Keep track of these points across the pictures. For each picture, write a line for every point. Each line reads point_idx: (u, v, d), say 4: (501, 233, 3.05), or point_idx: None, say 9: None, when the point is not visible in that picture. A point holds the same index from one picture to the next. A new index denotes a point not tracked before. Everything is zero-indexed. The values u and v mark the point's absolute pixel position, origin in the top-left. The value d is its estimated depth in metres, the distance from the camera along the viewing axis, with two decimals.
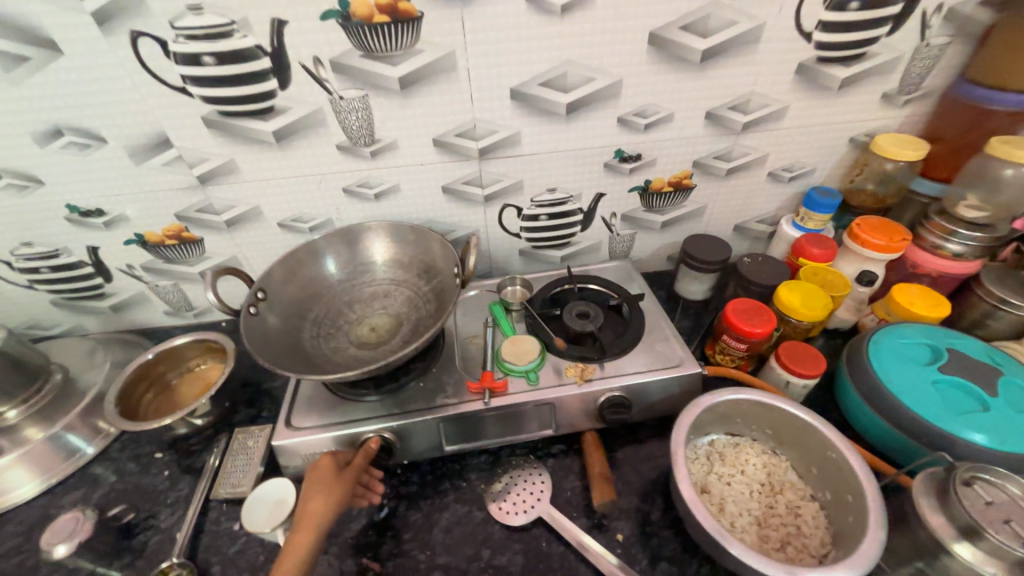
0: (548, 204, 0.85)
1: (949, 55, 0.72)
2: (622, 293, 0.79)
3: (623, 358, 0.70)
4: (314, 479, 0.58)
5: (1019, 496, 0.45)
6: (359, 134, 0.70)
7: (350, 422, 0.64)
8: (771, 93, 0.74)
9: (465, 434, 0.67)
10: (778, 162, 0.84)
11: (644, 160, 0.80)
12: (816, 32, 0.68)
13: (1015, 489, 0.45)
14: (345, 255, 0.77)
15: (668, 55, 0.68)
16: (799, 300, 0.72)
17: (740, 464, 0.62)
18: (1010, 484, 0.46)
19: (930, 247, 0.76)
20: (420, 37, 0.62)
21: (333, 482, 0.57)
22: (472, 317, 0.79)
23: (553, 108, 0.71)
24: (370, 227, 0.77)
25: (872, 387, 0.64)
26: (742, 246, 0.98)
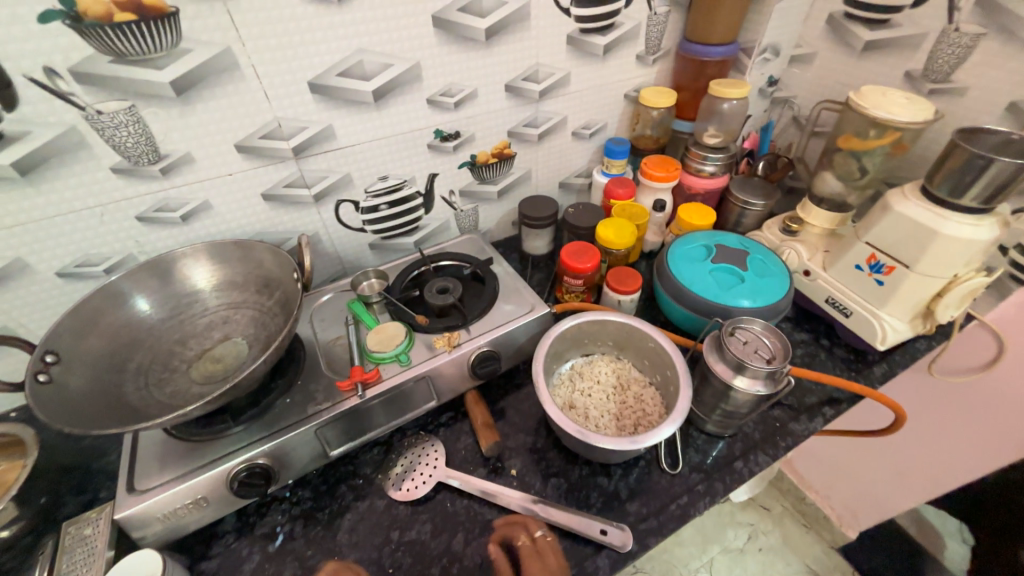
0: (384, 193, 0.85)
1: (672, 21, 0.91)
2: (473, 261, 0.85)
3: (484, 318, 0.76)
4: None
5: (760, 331, 0.62)
6: (138, 151, 0.62)
7: (210, 463, 0.59)
8: (553, 63, 0.85)
9: (349, 433, 0.66)
10: (577, 123, 0.98)
11: (463, 137, 0.86)
12: (572, 8, 0.80)
13: (757, 326, 0.63)
14: (160, 291, 0.69)
15: (455, 37, 0.73)
16: (613, 233, 0.86)
17: (595, 375, 0.73)
18: (754, 324, 0.64)
19: (695, 171, 0.97)
20: (182, 35, 0.57)
21: None
22: (332, 319, 0.77)
23: (359, 97, 0.72)
24: (182, 255, 0.69)
25: (675, 286, 0.80)
26: (571, 200, 1.12)
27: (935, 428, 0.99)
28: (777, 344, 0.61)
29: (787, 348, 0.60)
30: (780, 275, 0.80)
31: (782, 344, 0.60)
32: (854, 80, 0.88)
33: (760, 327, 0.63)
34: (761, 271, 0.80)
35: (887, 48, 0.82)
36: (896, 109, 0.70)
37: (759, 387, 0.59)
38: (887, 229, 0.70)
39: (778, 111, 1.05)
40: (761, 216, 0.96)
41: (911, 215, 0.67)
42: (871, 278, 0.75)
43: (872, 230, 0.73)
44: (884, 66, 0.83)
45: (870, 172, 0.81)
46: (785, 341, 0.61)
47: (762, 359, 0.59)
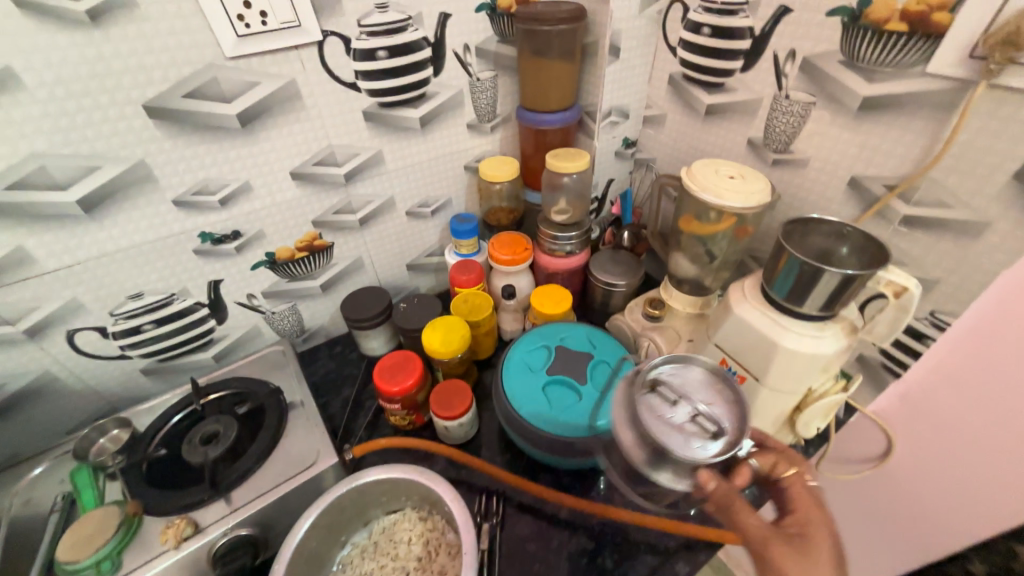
0: (143, 312, 0.68)
1: (502, 86, 0.80)
2: (262, 390, 0.68)
3: (251, 480, 0.58)
4: None
5: (700, 374, 0.51)
6: None
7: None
8: (353, 142, 0.72)
9: None
10: (409, 202, 0.84)
11: (247, 236, 0.70)
12: (360, 81, 0.67)
13: (697, 368, 0.51)
14: None
15: (191, 127, 0.58)
16: (440, 338, 0.72)
17: (395, 546, 0.58)
18: (695, 363, 0.52)
19: (549, 250, 0.84)
20: None
21: None
22: (42, 499, 0.57)
23: (57, 210, 0.55)
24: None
25: (504, 408, 0.65)
26: (427, 281, 0.97)
27: (848, 527, 0.80)
28: (714, 404, 0.48)
29: (724, 409, 0.47)
30: None
31: (718, 405, 0.48)
32: (703, 145, 0.79)
33: (685, 379, 0.50)
34: (606, 383, 0.67)
35: (727, 113, 0.73)
36: (724, 193, 0.60)
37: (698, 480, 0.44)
38: (731, 333, 0.59)
39: (642, 173, 0.95)
40: (627, 296, 0.85)
41: (752, 321, 0.56)
42: None
43: (719, 332, 0.62)
44: (728, 132, 0.74)
45: (719, 256, 0.71)
46: (721, 399, 0.48)
47: (703, 435, 0.44)
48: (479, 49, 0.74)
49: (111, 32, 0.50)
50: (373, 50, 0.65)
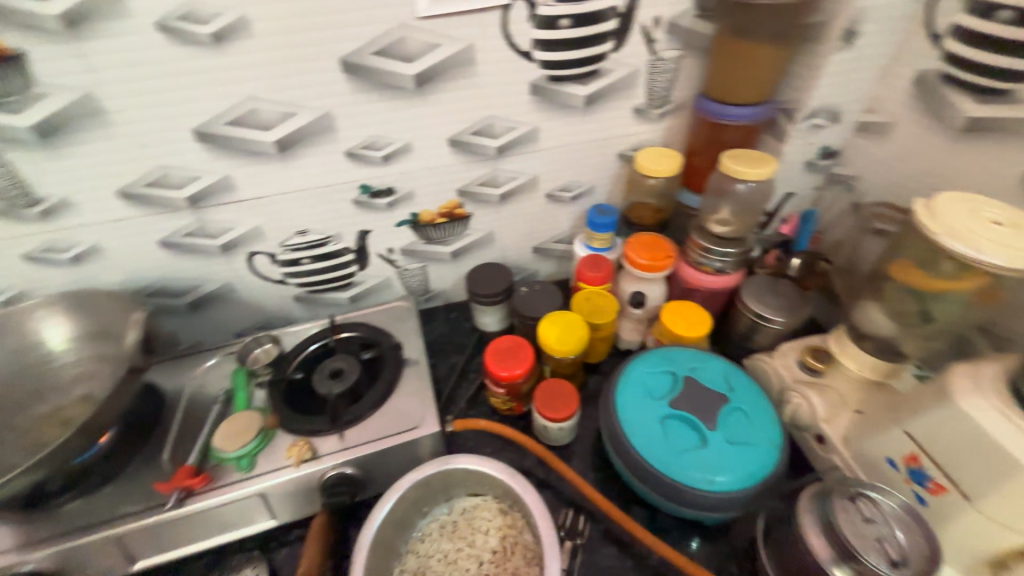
0: (304, 247, 0.75)
1: (685, 69, 0.70)
2: (384, 341, 0.72)
3: (363, 424, 0.62)
4: None
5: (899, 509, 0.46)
6: (11, 193, 0.58)
7: (33, 544, 0.52)
8: (513, 115, 0.69)
9: (164, 542, 0.56)
10: (551, 184, 0.80)
11: (399, 194, 0.73)
12: (535, 51, 0.63)
13: (895, 503, 0.47)
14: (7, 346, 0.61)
15: (374, 84, 0.61)
16: (557, 334, 0.67)
17: (472, 534, 0.57)
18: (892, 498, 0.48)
19: (695, 262, 0.74)
20: (34, 79, 0.51)
21: None
22: (210, 387, 0.69)
23: (257, 147, 0.62)
24: (38, 305, 0.63)
25: (612, 429, 0.59)
26: (549, 267, 0.93)
27: None
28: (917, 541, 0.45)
29: (931, 558, 0.44)
30: (766, 444, 0.57)
31: (923, 547, 0.45)
32: (944, 170, 0.61)
33: (897, 504, 0.47)
34: (738, 436, 0.57)
35: (1000, 133, 0.54)
36: (980, 244, 0.44)
37: None
38: (938, 426, 0.46)
39: (833, 191, 0.78)
40: (780, 335, 0.71)
41: (979, 422, 0.42)
42: (908, 487, 0.50)
43: (916, 419, 0.48)
44: (992, 158, 0.55)
45: (937, 321, 0.54)
46: (931, 545, 0.44)
47: (885, 557, 0.43)
48: (671, 23, 0.65)
49: None
50: (557, 18, 0.61)
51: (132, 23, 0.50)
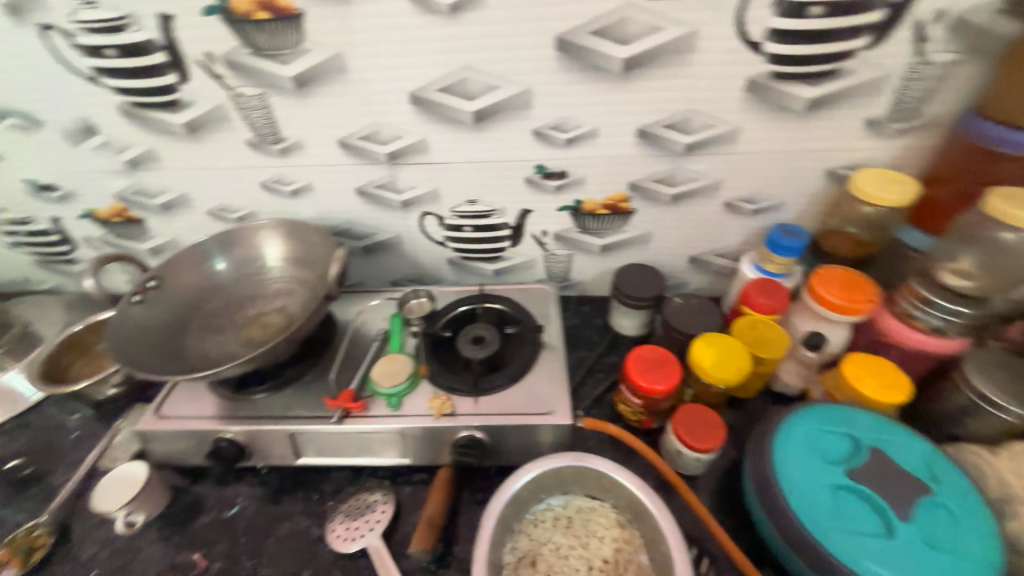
0: (470, 215, 0.79)
1: (957, 77, 0.56)
2: (526, 321, 0.73)
3: (498, 396, 0.64)
4: None
5: None
6: (264, 131, 0.70)
7: (236, 419, 0.64)
8: (716, 112, 0.63)
9: (320, 449, 0.64)
10: (734, 192, 0.72)
11: (570, 179, 0.72)
12: (766, 42, 0.56)
13: None
14: (240, 254, 0.76)
15: (581, 65, 0.59)
16: (712, 359, 0.62)
17: (586, 535, 0.56)
18: None
19: (902, 314, 0.61)
20: (304, 36, 0.59)
21: None
22: (371, 324, 0.77)
23: (457, 116, 0.65)
24: (264, 227, 0.75)
25: (765, 480, 0.53)
26: (701, 281, 0.86)
27: None
28: None
29: None
30: (978, 561, 0.46)
31: None
32: None
33: None
34: (938, 539, 0.47)
35: None
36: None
37: None
38: None
39: None
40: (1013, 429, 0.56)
41: None
42: None
43: None
44: None
45: None
46: None
47: None
48: (956, 19, 0.52)
49: None
50: (807, 5, 0.53)
51: None
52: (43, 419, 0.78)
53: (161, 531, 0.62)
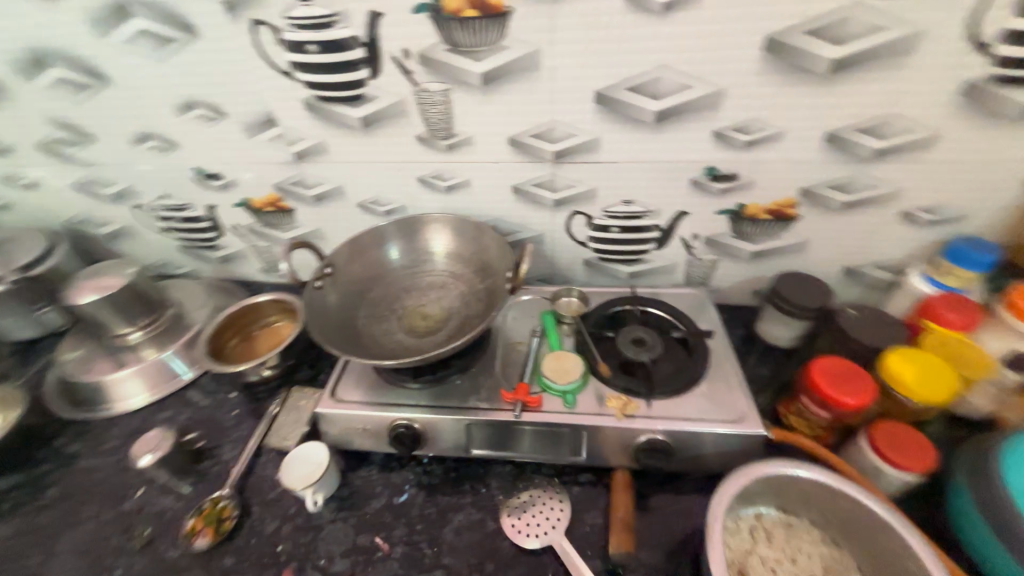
0: (620, 216, 0.79)
1: None
2: (688, 325, 0.71)
3: (676, 400, 0.62)
4: None
5: None
6: (438, 126, 0.72)
7: (384, 406, 0.65)
8: (918, 116, 0.61)
9: (497, 441, 0.65)
10: (914, 202, 0.69)
11: (738, 182, 0.71)
12: (995, 44, 0.54)
13: None
14: (402, 246, 0.79)
15: (784, 65, 0.59)
16: (914, 375, 0.58)
17: (790, 550, 0.54)
18: None
19: None
20: (506, 33, 0.61)
21: None
22: (522, 322, 0.77)
23: (639, 115, 0.65)
24: (429, 220, 0.78)
25: (998, 507, 0.49)
26: (852, 293, 0.82)
27: None
28: None
29: None
30: None
31: None
32: None
33: None
34: None
35: None
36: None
37: None
38: None
39: None
40: None
41: None
42: None
43: None
44: None
45: None
46: None
47: None
48: None
49: None
50: None
51: None
52: (200, 397, 0.82)
53: (338, 512, 0.63)
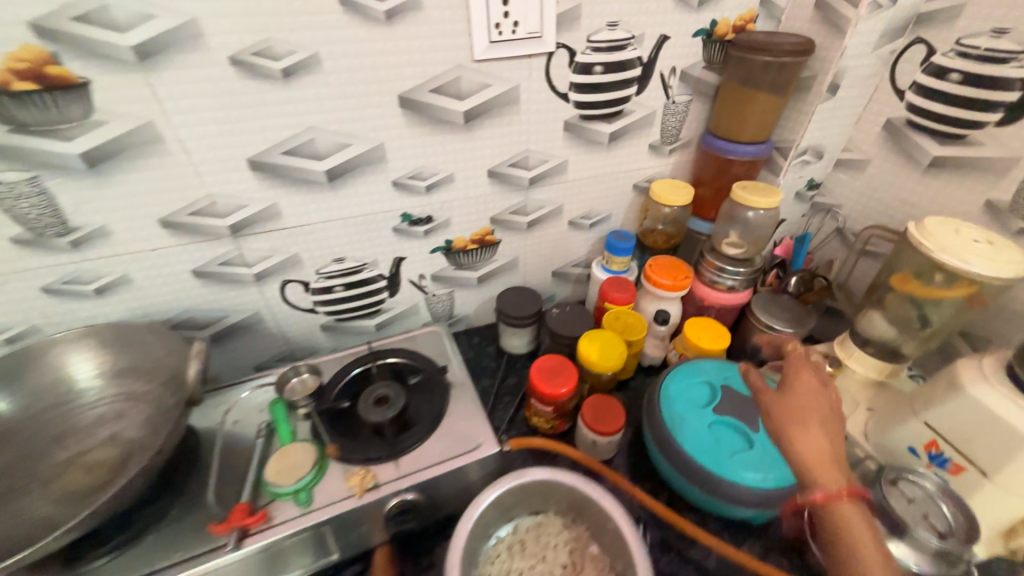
0: (339, 274, 0.75)
1: (693, 111, 0.79)
2: (427, 365, 0.72)
3: (421, 449, 0.62)
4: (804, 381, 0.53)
5: (934, 491, 0.51)
6: (43, 223, 0.55)
7: None
8: (546, 149, 0.75)
9: (269, 567, 0.56)
10: (574, 212, 0.86)
11: (436, 222, 0.76)
12: (571, 93, 0.70)
13: (930, 484, 0.52)
14: (26, 387, 0.57)
15: (426, 119, 0.64)
16: (597, 352, 0.72)
17: (540, 550, 0.58)
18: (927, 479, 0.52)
19: (709, 281, 0.82)
20: (94, 107, 0.50)
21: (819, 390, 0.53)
22: (246, 420, 0.66)
23: (309, 177, 0.63)
24: (64, 340, 0.59)
25: (661, 436, 0.64)
26: (565, 289, 0.98)
27: None
28: (960, 514, 0.50)
29: (971, 526, 0.49)
30: None
31: (966, 519, 0.49)
32: (915, 198, 0.73)
33: (934, 484, 0.52)
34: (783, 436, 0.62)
35: (961, 168, 0.66)
36: (971, 259, 0.53)
37: (918, 561, 0.48)
38: (955, 416, 0.52)
39: (819, 218, 0.89)
40: None
41: (985, 397, 0.50)
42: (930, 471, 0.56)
43: (933, 411, 0.55)
44: (958, 189, 0.67)
45: (934, 324, 0.63)
46: (972, 516, 0.49)
47: (931, 530, 0.48)
48: (683, 73, 0.74)
49: (397, 32, 0.56)
50: (592, 65, 0.68)
51: (208, 57, 0.51)
52: None
53: None
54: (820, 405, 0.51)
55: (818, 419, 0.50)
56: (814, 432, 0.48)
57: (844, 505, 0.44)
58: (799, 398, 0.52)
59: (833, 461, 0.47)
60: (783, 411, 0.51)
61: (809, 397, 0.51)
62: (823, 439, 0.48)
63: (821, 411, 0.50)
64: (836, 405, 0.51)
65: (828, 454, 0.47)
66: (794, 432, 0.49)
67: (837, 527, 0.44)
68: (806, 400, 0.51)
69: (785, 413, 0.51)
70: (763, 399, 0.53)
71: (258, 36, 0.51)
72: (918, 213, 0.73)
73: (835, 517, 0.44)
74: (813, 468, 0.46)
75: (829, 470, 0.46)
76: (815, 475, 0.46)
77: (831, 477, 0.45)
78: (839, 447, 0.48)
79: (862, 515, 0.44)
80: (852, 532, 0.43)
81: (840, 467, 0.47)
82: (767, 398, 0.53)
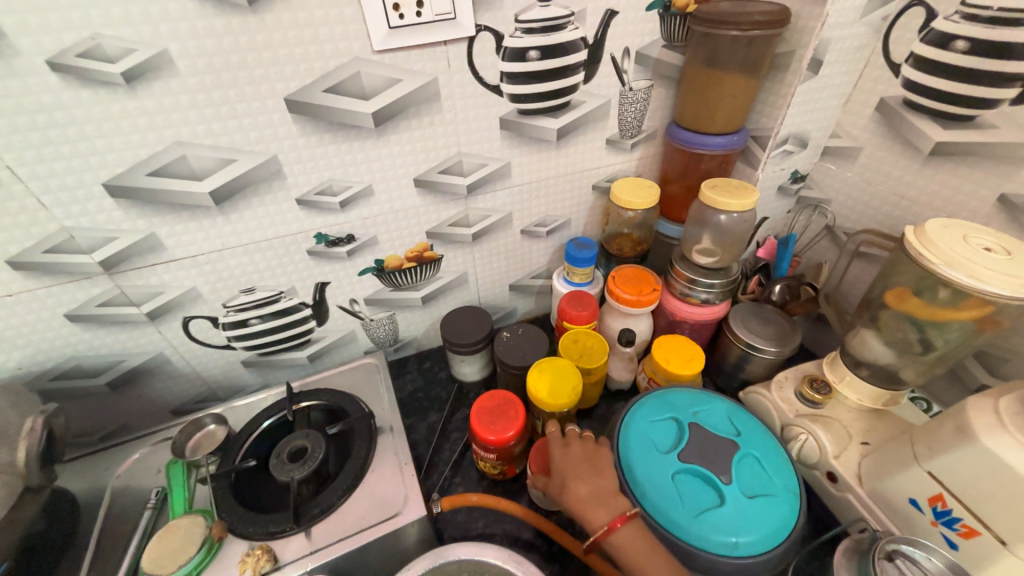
0: (252, 306, 0.66)
1: (655, 97, 0.68)
2: (355, 410, 0.63)
3: (336, 515, 0.53)
4: (557, 463, 0.52)
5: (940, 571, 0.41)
6: None
7: None
8: (482, 152, 0.64)
9: None
10: (526, 220, 0.75)
11: (361, 241, 0.66)
12: (503, 84, 0.59)
13: (938, 561, 0.42)
14: None
15: (326, 123, 0.54)
16: (547, 386, 0.62)
17: None
18: (935, 554, 0.42)
19: (680, 294, 0.72)
20: None
21: (574, 454, 0.53)
22: (137, 487, 0.58)
23: (189, 200, 0.53)
24: None
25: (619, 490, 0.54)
26: (526, 303, 0.89)
27: None
28: None
29: None
30: (785, 492, 0.53)
31: None
32: (915, 192, 0.62)
33: (942, 562, 0.42)
34: (759, 488, 0.53)
35: (969, 156, 0.55)
36: (968, 268, 0.44)
37: None
38: (966, 468, 0.43)
39: (806, 215, 0.79)
40: (771, 365, 0.69)
41: (1000, 453, 0.40)
42: (935, 529, 0.47)
43: (937, 458, 0.45)
44: (964, 180, 0.56)
45: (939, 348, 0.53)
46: None
47: None
48: (639, 54, 0.63)
49: (266, 19, 0.45)
50: (526, 50, 0.57)
51: (18, 62, 0.41)
52: None
53: None
54: (574, 457, 0.53)
55: (581, 468, 0.51)
56: (575, 480, 0.50)
57: (617, 533, 0.45)
58: (562, 461, 0.52)
59: (607, 495, 0.48)
60: (556, 468, 0.52)
61: (581, 454, 0.53)
62: (592, 481, 0.49)
63: (579, 464, 0.51)
64: (584, 451, 0.53)
65: (601, 492, 0.48)
66: (570, 486, 0.49)
67: (622, 555, 0.44)
68: (575, 456, 0.52)
69: (560, 479, 0.51)
70: (552, 455, 0.54)
71: (80, 33, 0.41)
72: (918, 209, 0.62)
73: (616, 546, 0.45)
74: (590, 510, 0.47)
75: (595, 509, 0.47)
76: (592, 515, 0.47)
77: (602, 514, 0.46)
78: (604, 484, 0.49)
79: (633, 532, 0.45)
80: (632, 555, 0.44)
81: (609, 502, 0.47)
82: (552, 456, 0.53)
